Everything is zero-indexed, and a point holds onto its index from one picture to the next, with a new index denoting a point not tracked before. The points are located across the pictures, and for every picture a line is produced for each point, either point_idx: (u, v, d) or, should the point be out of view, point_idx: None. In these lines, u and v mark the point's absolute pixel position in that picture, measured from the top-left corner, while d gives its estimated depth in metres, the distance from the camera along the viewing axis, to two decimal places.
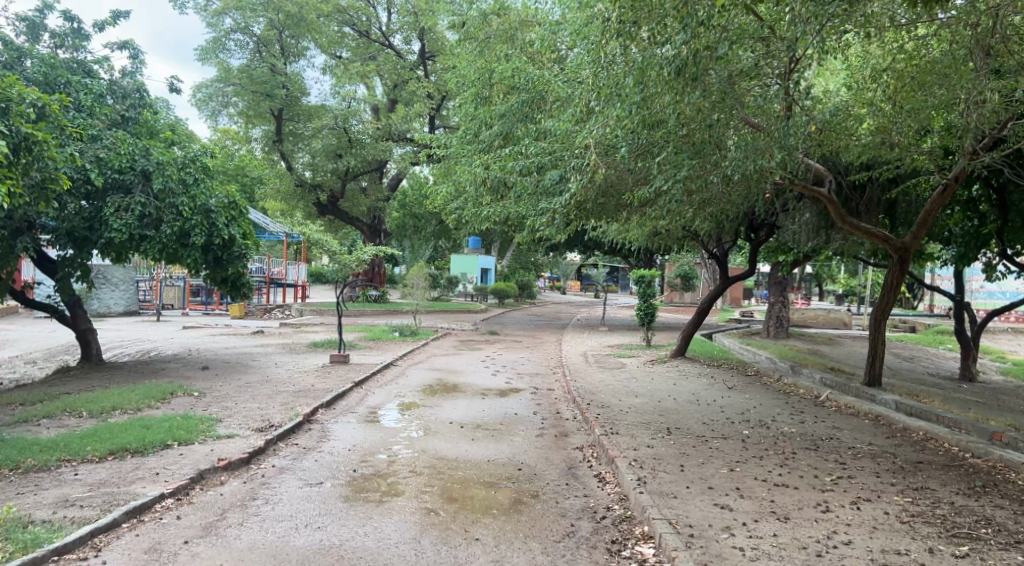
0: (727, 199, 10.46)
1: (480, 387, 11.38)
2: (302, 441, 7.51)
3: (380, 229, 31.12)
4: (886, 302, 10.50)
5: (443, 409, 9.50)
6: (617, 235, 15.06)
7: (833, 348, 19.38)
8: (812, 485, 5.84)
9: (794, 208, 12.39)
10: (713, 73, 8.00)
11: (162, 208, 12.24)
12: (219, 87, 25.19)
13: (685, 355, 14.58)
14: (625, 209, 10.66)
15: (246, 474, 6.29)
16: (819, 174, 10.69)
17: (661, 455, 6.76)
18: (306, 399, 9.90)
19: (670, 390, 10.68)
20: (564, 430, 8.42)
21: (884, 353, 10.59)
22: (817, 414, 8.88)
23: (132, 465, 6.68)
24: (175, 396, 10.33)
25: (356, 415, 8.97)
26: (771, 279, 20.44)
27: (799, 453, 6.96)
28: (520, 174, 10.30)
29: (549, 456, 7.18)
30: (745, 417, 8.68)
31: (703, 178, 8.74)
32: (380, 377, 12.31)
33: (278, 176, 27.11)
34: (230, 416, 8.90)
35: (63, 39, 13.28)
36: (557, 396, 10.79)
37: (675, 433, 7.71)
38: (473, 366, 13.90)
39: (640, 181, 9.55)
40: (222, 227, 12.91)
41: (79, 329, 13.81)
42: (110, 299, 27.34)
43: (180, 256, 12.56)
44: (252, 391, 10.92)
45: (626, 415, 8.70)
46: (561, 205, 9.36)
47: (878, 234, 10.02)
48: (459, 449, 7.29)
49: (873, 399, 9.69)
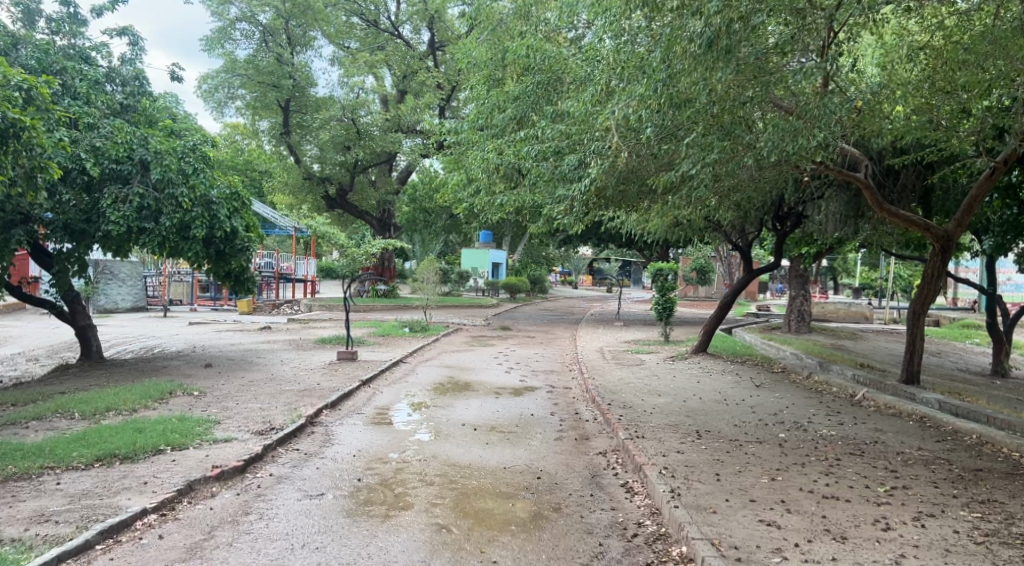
0: (755, 185, 9.83)
1: (493, 386, 10.84)
2: (303, 446, 6.97)
3: (390, 222, 30.58)
4: (927, 294, 9.79)
5: (455, 410, 8.97)
6: (635, 225, 14.40)
7: (857, 343, 18.72)
8: (864, 497, 5.26)
9: (824, 196, 11.78)
10: (747, 47, 7.45)
11: (161, 199, 11.75)
12: (225, 78, 24.71)
13: (706, 351, 13.97)
14: (647, 198, 10.05)
15: (240, 484, 5.77)
16: (854, 158, 10.03)
17: (694, 463, 6.19)
18: (310, 399, 9.40)
19: (695, 389, 10.09)
20: (585, 433, 7.87)
21: (923, 349, 9.97)
22: (855, 415, 8.27)
23: (119, 472, 6.19)
24: (174, 396, 9.86)
25: (363, 417, 8.48)
26: (791, 272, 19.78)
27: (844, 459, 6.37)
28: (535, 160, 9.74)
29: (570, 462, 6.63)
30: (779, 419, 8.10)
31: (734, 161, 8.16)
32: (389, 375, 11.81)
33: (287, 170, 26.58)
34: (229, 417, 8.42)
35: (60, 25, 12.82)
36: (575, 395, 10.24)
37: (705, 436, 7.15)
38: (485, 363, 13.38)
39: (664, 166, 8.92)
40: (224, 219, 12.46)
41: (79, 325, 13.34)
42: (118, 295, 27.12)
43: (181, 249, 12.14)
44: (254, 390, 10.45)
45: (651, 416, 8.14)
46: (579, 192, 8.76)
47: (917, 221, 9.35)
48: (473, 454, 6.75)
49: (913, 398, 9.06)
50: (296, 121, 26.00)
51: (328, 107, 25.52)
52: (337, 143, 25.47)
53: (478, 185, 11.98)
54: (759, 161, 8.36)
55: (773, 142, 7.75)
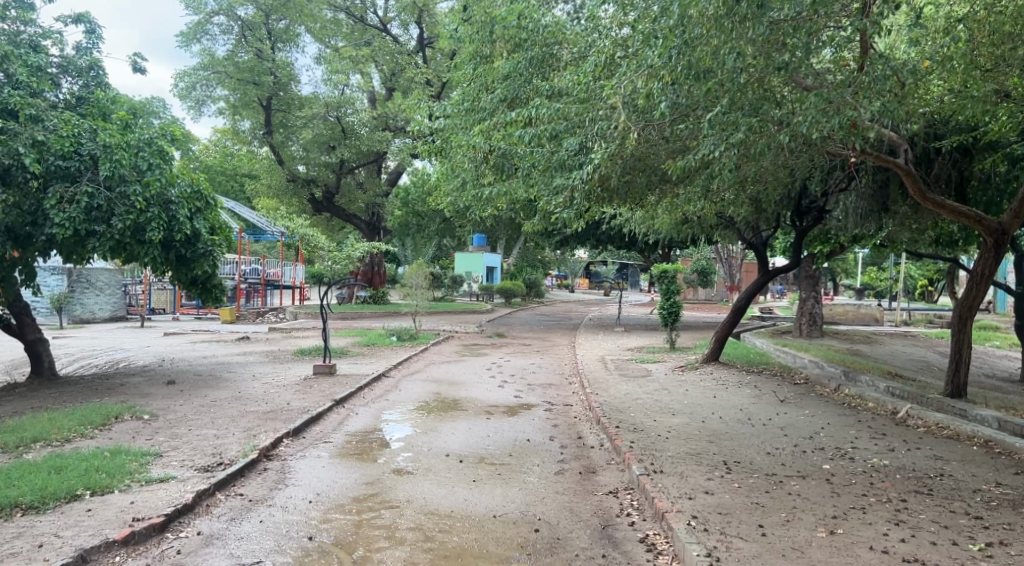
0: (777, 173, 8.64)
1: (484, 404, 9.62)
2: (251, 488, 5.73)
3: (379, 226, 29.26)
4: (974, 296, 8.60)
5: (439, 436, 7.75)
6: (640, 223, 13.22)
7: (874, 349, 17.54)
8: (958, 560, 4.14)
9: (847, 187, 10.63)
10: (774, 8, 6.39)
11: (114, 198, 10.49)
12: (201, 75, 23.32)
13: (718, 360, 12.74)
14: (655, 189, 8.86)
15: (158, 549, 4.59)
16: (893, 143, 8.86)
17: (729, 509, 5.03)
18: (273, 424, 8.19)
19: (712, 406, 8.87)
20: (591, 464, 6.67)
21: (970, 358, 8.76)
22: (906, 438, 7.10)
23: (14, 529, 4.94)
24: (120, 421, 8.61)
25: (330, 446, 7.25)
26: (801, 273, 18.59)
27: (910, 500, 5.18)
28: (529, 146, 8.51)
29: (574, 506, 5.45)
30: (818, 444, 6.91)
31: (763, 143, 7.02)
32: (369, 392, 10.61)
33: (270, 171, 25.35)
34: (175, 449, 7.19)
35: (5, 9, 11.52)
36: (576, 414, 9.04)
37: (735, 470, 5.97)
38: (477, 376, 12.18)
39: (678, 151, 7.76)
40: (184, 220, 11.17)
41: (27, 340, 11.92)
42: (95, 304, 25.86)
43: (136, 254, 10.89)
44: (215, 412, 9.22)
45: (668, 442, 6.94)
46: (581, 181, 7.57)
47: (965, 211, 8.17)
48: (457, 498, 5.52)
49: (966, 415, 7.88)
50: (278, 120, 24.91)
51: (311, 105, 24.29)
52: (321, 144, 24.34)
53: (464, 177, 10.77)
54: (789, 143, 7.26)
55: (812, 117, 6.62)
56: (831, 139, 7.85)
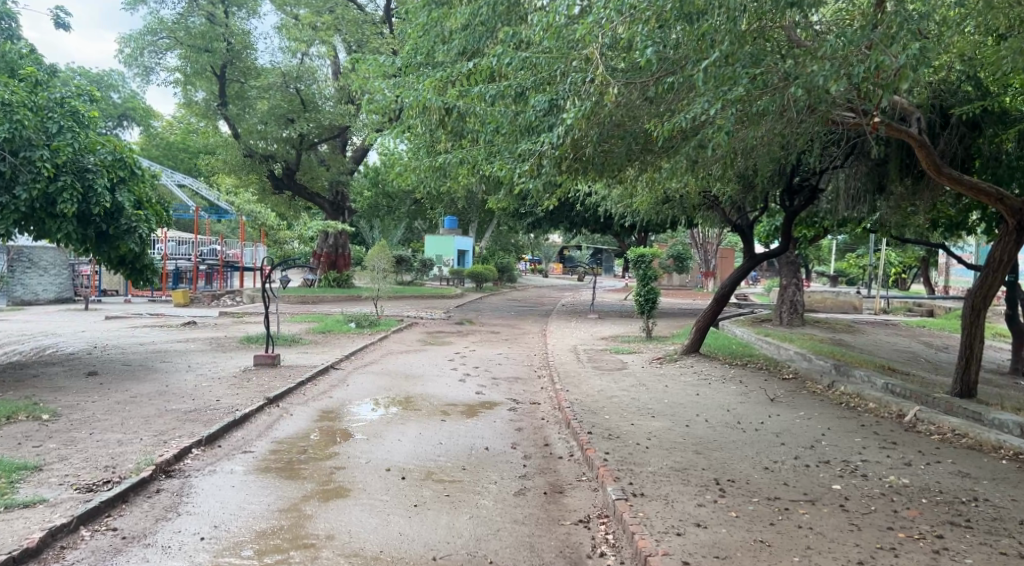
0: (771, 143, 7.62)
1: (440, 402, 8.48)
2: (134, 520, 4.60)
3: (344, 206, 27.89)
4: (989, 285, 7.63)
5: (382, 442, 6.65)
6: (617, 201, 12.22)
7: (857, 338, 16.75)
8: None
9: (843, 162, 9.69)
10: None
11: (17, 163, 9.13)
12: (149, 40, 21.74)
13: (697, 351, 11.75)
14: (634, 162, 7.80)
15: None
16: (904, 109, 7.89)
17: (728, 550, 4.03)
18: (191, 427, 7.02)
19: (695, 406, 7.87)
20: (559, 480, 5.64)
21: (982, 354, 7.83)
22: (921, 448, 6.14)
23: None
24: (12, 422, 7.34)
25: (250, 458, 6.12)
26: (783, 259, 17.69)
27: (948, 535, 4.22)
28: (491, 106, 7.38)
29: (534, 542, 4.40)
30: (822, 455, 5.94)
31: (763, 101, 5.96)
32: (313, 387, 9.46)
33: (226, 146, 23.87)
34: (63, 460, 5.99)
35: None
36: (544, 415, 8.00)
37: (730, 493, 4.94)
38: (437, 367, 11.09)
39: (661, 113, 6.68)
40: (103, 191, 9.72)
41: None
42: (38, 285, 24.17)
43: (49, 229, 9.56)
44: (132, 411, 8.02)
45: (649, 453, 5.92)
46: (549, 145, 6.47)
47: (985, 187, 7.22)
48: (389, 532, 4.43)
49: (983, 420, 6.94)
50: (234, 90, 23.43)
51: (266, 75, 22.79)
52: (279, 116, 22.84)
53: (419, 146, 9.64)
54: (793, 101, 6.23)
55: (827, 68, 5.55)
56: (837, 100, 6.84)
